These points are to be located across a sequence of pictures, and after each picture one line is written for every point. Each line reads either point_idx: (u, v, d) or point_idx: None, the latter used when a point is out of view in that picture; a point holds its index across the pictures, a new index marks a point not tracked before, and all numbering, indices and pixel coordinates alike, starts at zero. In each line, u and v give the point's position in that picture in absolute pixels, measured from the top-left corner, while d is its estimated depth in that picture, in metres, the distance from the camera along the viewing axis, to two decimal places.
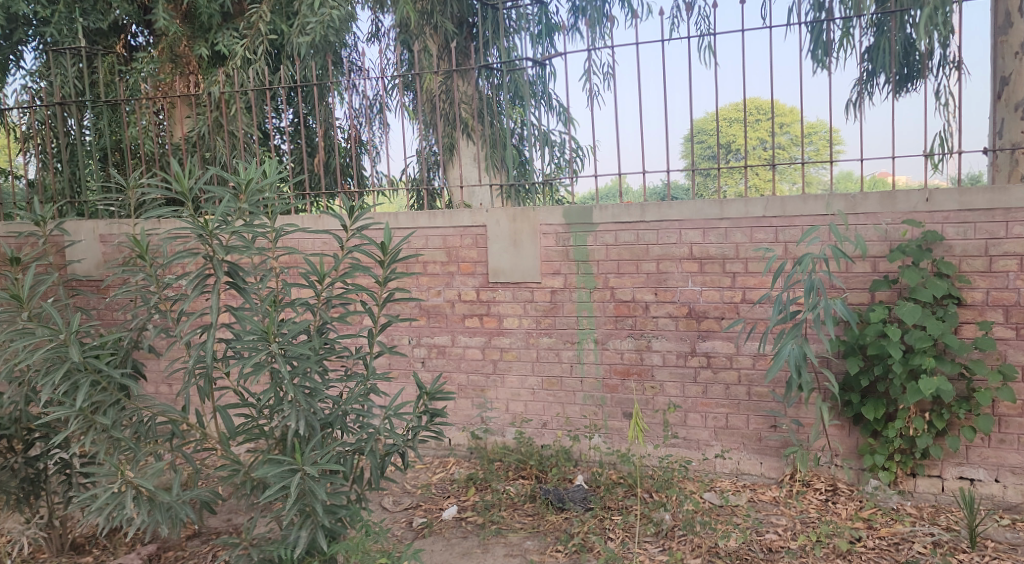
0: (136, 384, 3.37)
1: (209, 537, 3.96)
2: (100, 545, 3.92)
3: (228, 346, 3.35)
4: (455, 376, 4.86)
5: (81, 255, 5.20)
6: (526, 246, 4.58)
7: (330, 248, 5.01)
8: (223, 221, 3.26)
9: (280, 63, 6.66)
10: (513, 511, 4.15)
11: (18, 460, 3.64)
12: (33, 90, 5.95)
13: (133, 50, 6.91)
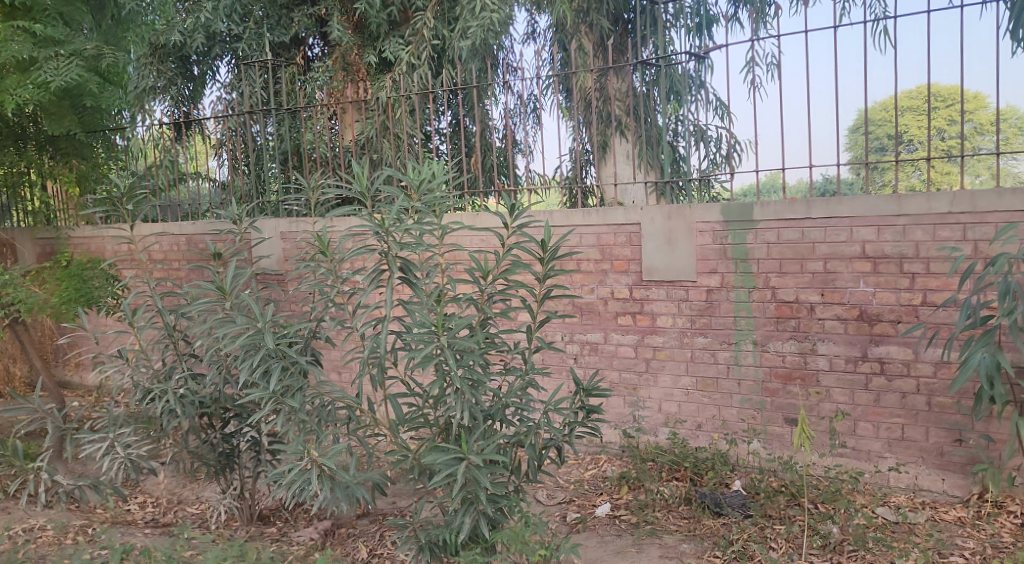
0: (318, 371, 3.65)
1: (378, 518, 4.21)
2: (283, 517, 4.29)
3: (398, 338, 3.53)
4: (608, 374, 4.86)
5: (268, 252, 5.69)
6: (682, 244, 4.50)
7: (488, 246, 5.17)
8: (397, 220, 3.43)
9: (441, 68, 6.94)
10: (668, 513, 4.09)
11: (216, 436, 4.07)
12: (227, 101, 6.56)
13: (311, 60, 7.46)
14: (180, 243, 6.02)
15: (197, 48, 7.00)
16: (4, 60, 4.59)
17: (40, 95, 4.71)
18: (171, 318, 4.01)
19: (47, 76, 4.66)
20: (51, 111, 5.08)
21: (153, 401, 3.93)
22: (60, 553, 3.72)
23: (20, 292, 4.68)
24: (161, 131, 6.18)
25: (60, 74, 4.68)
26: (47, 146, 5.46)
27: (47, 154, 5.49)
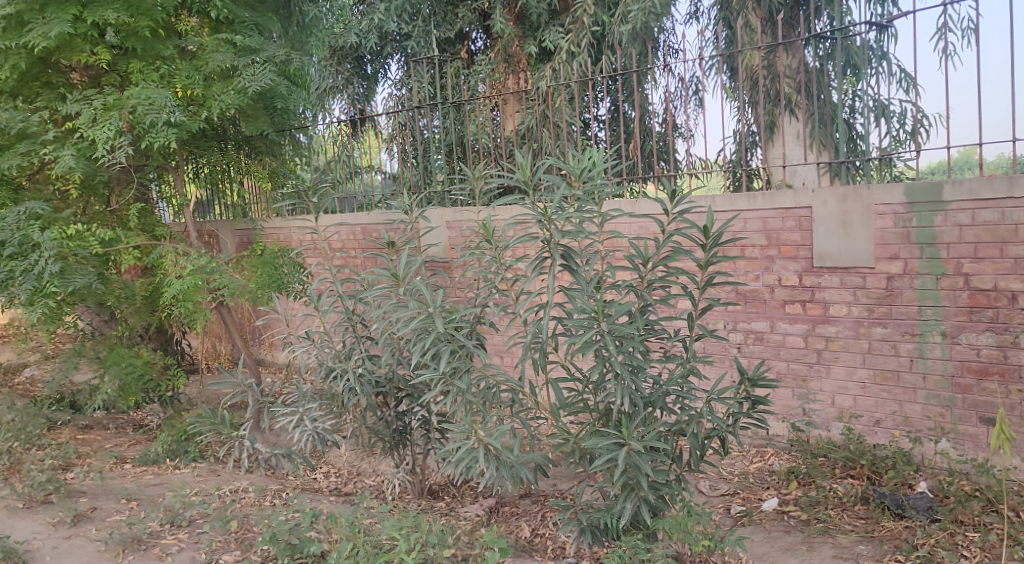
0: (483, 354, 3.79)
1: (540, 499, 4.31)
2: (451, 493, 4.53)
3: (560, 324, 3.57)
4: (775, 364, 4.66)
5: (435, 240, 5.96)
6: (858, 228, 4.21)
7: (648, 232, 5.11)
8: (559, 208, 3.46)
9: (601, 54, 6.91)
10: (841, 512, 3.88)
11: (390, 414, 4.35)
12: (397, 97, 6.88)
13: (474, 53, 7.68)
14: (357, 232, 6.48)
15: (371, 48, 7.43)
16: (211, 70, 5.08)
17: (241, 100, 5.12)
18: (350, 303, 4.31)
19: (245, 82, 5.08)
20: (248, 114, 5.55)
21: (335, 379, 4.25)
22: (260, 513, 4.16)
23: (225, 279, 5.22)
24: (339, 128, 6.61)
25: (256, 80, 5.08)
26: (244, 145, 5.98)
27: (245, 153, 6.00)
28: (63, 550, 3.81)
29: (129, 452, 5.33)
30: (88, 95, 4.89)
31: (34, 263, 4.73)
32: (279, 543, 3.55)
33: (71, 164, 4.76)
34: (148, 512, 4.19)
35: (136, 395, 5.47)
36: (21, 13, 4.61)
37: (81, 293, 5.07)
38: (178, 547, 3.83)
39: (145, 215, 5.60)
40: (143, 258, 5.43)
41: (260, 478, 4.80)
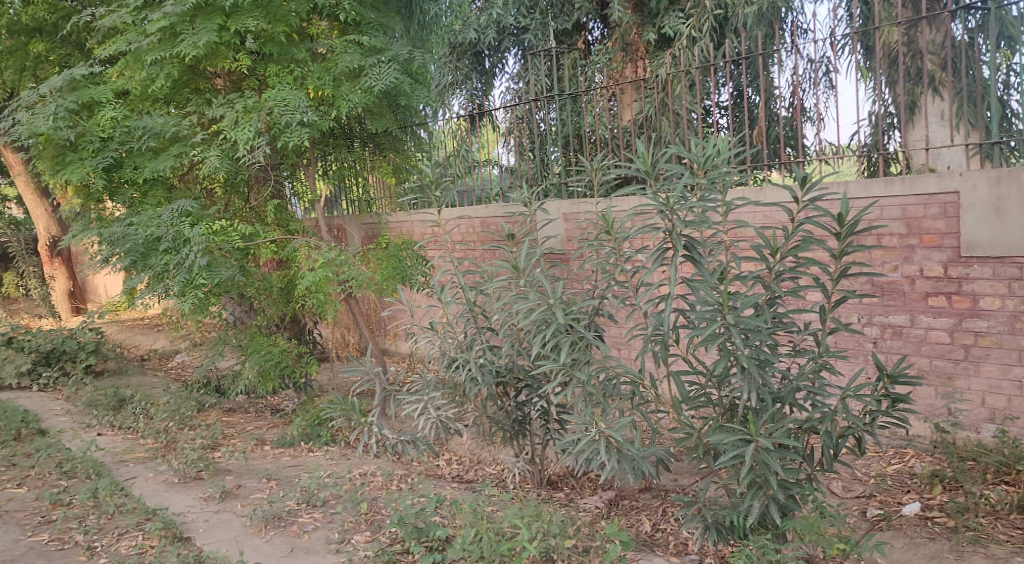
0: (604, 346, 3.77)
1: (661, 494, 4.23)
2: (570, 484, 4.55)
3: (683, 316, 3.50)
4: (916, 361, 4.36)
5: (553, 232, 5.94)
6: (1014, 214, 3.86)
7: (774, 221, 4.91)
8: (681, 197, 3.37)
9: (724, 38, 6.69)
10: (994, 520, 3.59)
11: (510, 404, 4.43)
12: (514, 91, 6.93)
13: (591, 44, 7.64)
14: (475, 225, 6.62)
15: (489, 43, 7.54)
16: (340, 72, 5.31)
17: (367, 98, 5.31)
18: (472, 295, 4.38)
19: (371, 81, 5.26)
20: (373, 112, 5.76)
21: (457, 369, 4.35)
22: (388, 497, 4.35)
23: (354, 271, 5.46)
24: (458, 123, 6.73)
25: (381, 79, 5.27)
26: (369, 143, 6.23)
27: (370, 150, 6.25)
28: (213, 523, 4.12)
29: (268, 434, 5.68)
30: (231, 99, 5.24)
31: (185, 257, 5.12)
32: (406, 526, 3.74)
33: (217, 164, 5.11)
34: (286, 491, 4.46)
35: (273, 380, 5.85)
36: (174, 25, 4.98)
37: (227, 285, 5.44)
38: (313, 525, 4.07)
39: (280, 211, 5.92)
40: (278, 252, 5.74)
41: (387, 462, 5.00)
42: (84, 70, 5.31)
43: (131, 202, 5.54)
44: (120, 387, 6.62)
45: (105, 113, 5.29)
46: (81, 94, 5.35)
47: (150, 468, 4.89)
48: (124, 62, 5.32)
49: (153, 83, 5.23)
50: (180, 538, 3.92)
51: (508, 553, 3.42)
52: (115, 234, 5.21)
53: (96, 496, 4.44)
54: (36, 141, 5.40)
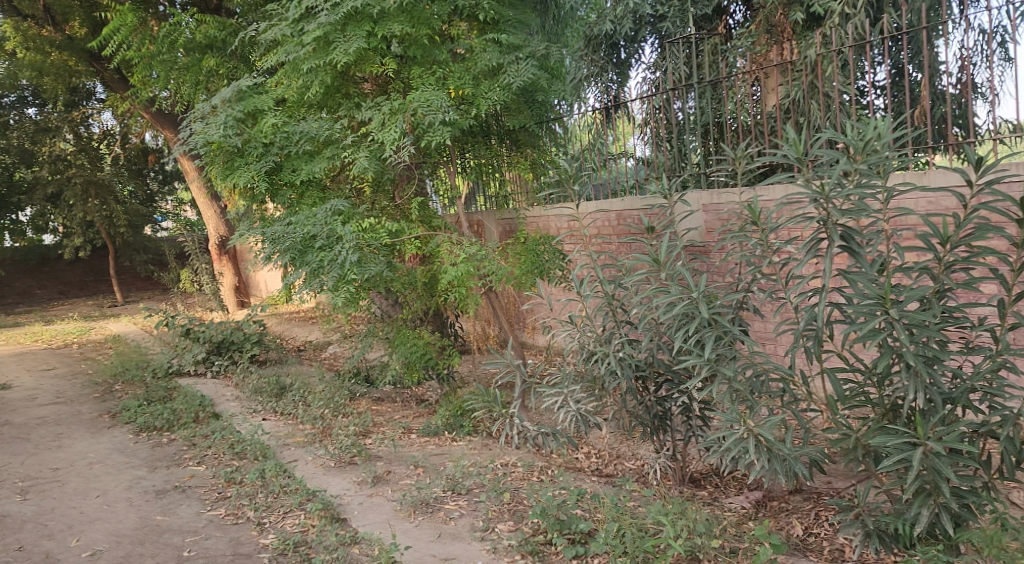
0: (752, 341, 3.63)
1: (813, 496, 4.02)
2: (714, 483, 4.40)
3: (839, 310, 3.30)
4: None
5: (693, 223, 5.74)
6: None
7: (940, 207, 4.53)
8: (837, 185, 3.17)
9: (881, 12, 6.25)
10: None
11: (651, 398, 4.33)
12: (651, 81, 6.78)
13: (732, 28, 7.43)
14: (612, 219, 6.57)
15: (626, 33, 7.43)
16: (480, 71, 5.45)
17: (506, 96, 5.42)
18: (611, 288, 4.34)
19: (510, 78, 5.36)
20: (512, 109, 5.85)
21: (596, 362, 4.33)
22: (530, 487, 4.42)
23: (493, 266, 5.58)
24: (593, 116, 6.66)
25: (520, 76, 5.36)
26: (507, 138, 6.32)
27: (507, 146, 6.36)
28: (367, 506, 4.35)
29: (415, 423, 5.92)
30: (378, 102, 5.49)
31: (338, 253, 5.40)
32: (548, 517, 3.78)
33: (366, 165, 5.39)
34: (433, 478, 4.64)
35: (418, 372, 6.10)
36: (328, 34, 5.24)
37: (376, 279, 5.71)
38: (459, 512, 4.21)
39: (424, 208, 6.13)
40: (422, 247, 5.96)
41: (528, 454, 5.07)
42: (249, 80, 5.73)
43: (291, 202, 5.93)
44: (281, 375, 7.13)
45: (268, 120, 5.69)
46: (247, 104, 5.76)
47: (309, 452, 5.23)
48: (283, 72, 5.70)
49: (309, 90, 5.57)
50: (338, 519, 4.19)
51: (652, 549, 3.39)
52: (277, 233, 5.62)
53: (264, 476, 4.82)
54: (209, 148, 5.90)
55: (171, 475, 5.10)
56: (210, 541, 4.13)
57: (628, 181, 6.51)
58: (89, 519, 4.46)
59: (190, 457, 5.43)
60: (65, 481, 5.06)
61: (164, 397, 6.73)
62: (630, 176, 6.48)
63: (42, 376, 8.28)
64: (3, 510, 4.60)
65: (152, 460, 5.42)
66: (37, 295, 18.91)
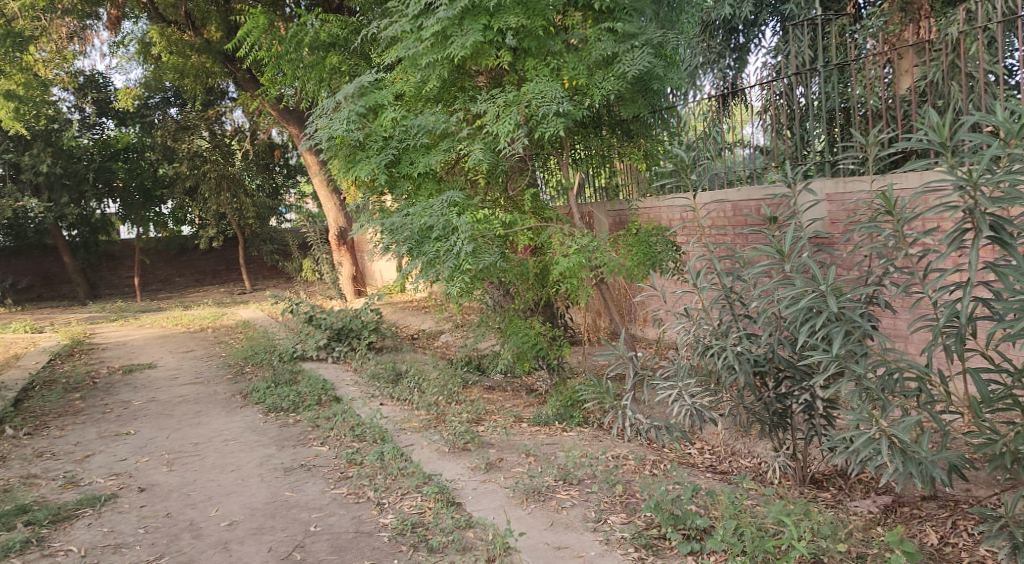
0: (885, 337, 3.45)
1: (948, 504, 3.78)
2: (838, 485, 4.21)
3: (985, 306, 3.07)
4: None
5: (818, 214, 5.45)
6: None
7: None
8: (987, 171, 2.95)
9: None
10: None
11: (770, 395, 4.18)
12: (772, 65, 6.52)
13: (862, 7, 7.02)
14: (728, 209, 6.39)
15: (746, 17, 7.17)
16: (595, 60, 5.41)
17: (620, 85, 5.37)
18: (729, 281, 4.22)
19: (625, 67, 5.30)
20: (626, 98, 5.77)
21: (712, 355, 4.22)
22: (642, 480, 4.38)
23: (606, 257, 5.54)
24: (708, 103, 6.44)
25: (635, 64, 5.29)
26: (619, 128, 6.26)
27: (620, 136, 6.29)
28: (480, 491, 4.44)
29: (526, 412, 5.98)
30: (493, 95, 5.56)
31: (454, 244, 5.52)
32: (662, 512, 3.76)
33: (481, 157, 5.48)
34: (544, 467, 4.69)
35: (529, 361, 6.15)
36: (445, 28, 5.33)
37: (490, 270, 5.80)
38: (571, 502, 4.23)
39: (536, 199, 6.17)
40: (535, 238, 6.00)
41: (639, 447, 5.02)
42: (371, 77, 5.94)
43: (408, 194, 6.11)
44: (397, 362, 7.38)
45: (387, 114, 5.88)
46: (369, 99, 5.98)
47: (425, 437, 5.39)
48: (403, 68, 5.87)
49: (427, 84, 5.71)
50: (453, 503, 4.30)
51: (773, 549, 3.30)
52: (395, 224, 5.80)
53: (383, 458, 5.02)
54: (333, 143, 6.17)
55: (298, 454, 5.39)
56: (334, 518, 4.34)
57: (747, 170, 6.28)
58: (226, 491, 4.78)
59: (314, 438, 5.72)
60: (204, 455, 5.44)
61: (289, 380, 7.12)
62: (749, 165, 6.27)
63: (182, 358, 8.93)
64: (152, 479, 5.00)
65: (280, 439, 5.74)
66: (176, 283, 20.39)
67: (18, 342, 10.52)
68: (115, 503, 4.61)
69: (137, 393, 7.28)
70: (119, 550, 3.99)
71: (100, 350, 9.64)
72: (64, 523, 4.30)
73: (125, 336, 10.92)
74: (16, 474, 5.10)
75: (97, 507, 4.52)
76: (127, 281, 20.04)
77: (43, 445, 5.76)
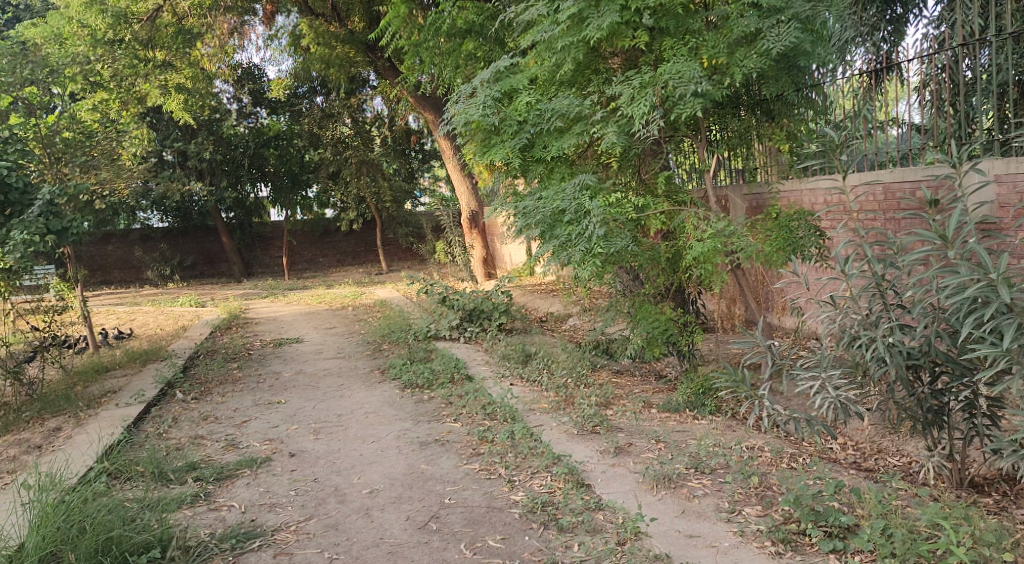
0: None
1: None
2: (1001, 491, 3.90)
3: None
4: None
5: (986, 198, 5.04)
6: None
7: None
8: None
9: None
10: None
11: (924, 390, 3.88)
12: (935, 36, 6.02)
13: None
14: (878, 193, 6.05)
15: None
16: (737, 37, 5.21)
17: (763, 62, 5.16)
18: (880, 268, 3.97)
19: (770, 44, 5.08)
20: (769, 76, 5.55)
21: (859, 347, 3.97)
22: (780, 473, 4.24)
23: (742, 242, 5.34)
24: (859, 80, 6.01)
25: (781, 40, 5.05)
26: (759, 109, 6.04)
27: (759, 117, 6.06)
28: (610, 475, 4.44)
29: (655, 398, 5.92)
30: (629, 76, 5.48)
31: (586, 227, 5.51)
32: (802, 507, 3.62)
33: (614, 140, 5.43)
34: (675, 455, 4.63)
35: (660, 347, 6.06)
36: (581, 11, 5.28)
37: (622, 254, 5.74)
38: (703, 491, 4.15)
39: (670, 182, 6.06)
40: (667, 222, 5.89)
41: (776, 439, 4.85)
42: (506, 62, 6.03)
43: (541, 177, 6.16)
44: (527, 343, 7.50)
45: (522, 99, 5.95)
46: (504, 84, 6.09)
47: (555, 418, 5.45)
48: (537, 52, 5.90)
49: (562, 67, 5.71)
50: (584, 485, 4.33)
51: (927, 553, 3.11)
52: (528, 207, 5.87)
53: (513, 437, 5.15)
54: (469, 128, 6.31)
55: (433, 429, 5.60)
56: (468, 492, 4.48)
57: (901, 151, 5.85)
58: (367, 461, 5.04)
59: (448, 414, 5.93)
60: (347, 426, 5.77)
61: (424, 357, 7.41)
62: (903, 145, 5.84)
63: (326, 333, 9.49)
64: (301, 446, 5.36)
65: (416, 414, 5.99)
66: (319, 262, 21.62)
67: (185, 315, 11.53)
68: (270, 466, 4.98)
69: (288, 365, 7.81)
70: (274, 509, 4.32)
71: (255, 324, 10.41)
72: (226, 480, 4.70)
73: (275, 312, 11.72)
74: (185, 434, 5.61)
75: (254, 468, 4.90)
76: (276, 261, 21.45)
77: (208, 408, 6.30)
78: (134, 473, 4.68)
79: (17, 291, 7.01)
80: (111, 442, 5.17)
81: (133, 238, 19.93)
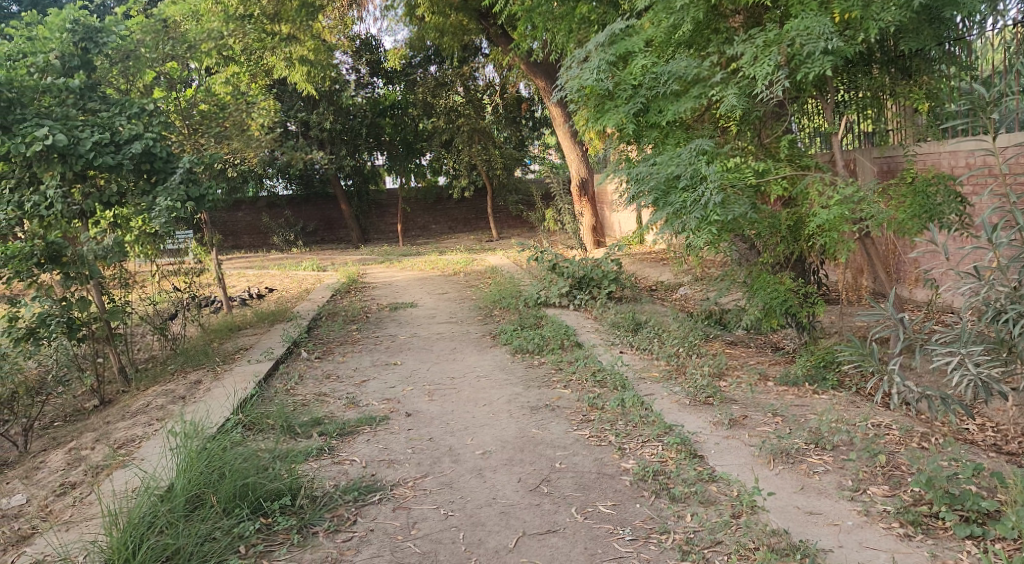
0: None
1: None
2: None
3: None
4: None
5: None
6: None
7: None
8: None
9: None
10: None
11: None
12: None
13: None
14: None
15: None
16: None
17: (903, 14, 4.75)
18: None
19: None
20: (909, 29, 5.15)
21: (1006, 322, 3.69)
22: (910, 453, 4.02)
23: (874, 209, 5.03)
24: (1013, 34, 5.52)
25: None
26: (892, 66, 5.58)
27: (894, 74, 5.61)
28: (724, 447, 4.34)
29: (772, 370, 5.72)
30: (752, 35, 5.23)
31: (702, 194, 5.34)
32: (935, 489, 3.42)
33: (735, 102, 5.21)
34: (794, 429, 4.48)
35: (778, 319, 5.84)
36: None
37: (739, 221, 5.53)
38: (824, 468, 4.00)
39: (793, 147, 5.78)
40: (790, 188, 5.61)
41: (905, 417, 4.59)
42: (622, 23, 5.85)
43: (656, 142, 6.01)
44: (637, 312, 7.43)
45: (638, 62, 5.77)
46: (619, 47, 5.93)
47: (666, 387, 5.39)
48: (654, 12, 5.68)
49: (680, 28, 5.52)
50: (696, 456, 4.26)
51: None
52: (641, 173, 5.76)
53: (624, 405, 5.13)
54: (582, 93, 6.22)
55: (543, 395, 5.66)
56: (578, 458, 4.51)
57: None
58: (479, 423, 5.16)
59: (557, 380, 5.98)
60: (460, 388, 5.93)
61: (534, 324, 7.48)
62: None
63: (439, 298, 9.74)
64: (416, 406, 5.55)
65: (526, 379, 6.07)
66: (432, 229, 22.19)
67: (307, 279, 12.09)
68: (387, 424, 5.18)
69: (403, 328, 8.08)
70: (392, 465, 4.50)
71: (372, 288, 10.82)
72: (348, 436, 4.94)
73: (391, 277, 12.11)
74: (310, 391, 5.93)
75: (373, 426, 5.12)
76: (390, 228, 22.11)
77: (330, 367, 6.64)
78: (266, 425, 5.01)
79: (161, 255, 7.56)
80: (244, 396, 5.52)
81: (261, 205, 21.01)
